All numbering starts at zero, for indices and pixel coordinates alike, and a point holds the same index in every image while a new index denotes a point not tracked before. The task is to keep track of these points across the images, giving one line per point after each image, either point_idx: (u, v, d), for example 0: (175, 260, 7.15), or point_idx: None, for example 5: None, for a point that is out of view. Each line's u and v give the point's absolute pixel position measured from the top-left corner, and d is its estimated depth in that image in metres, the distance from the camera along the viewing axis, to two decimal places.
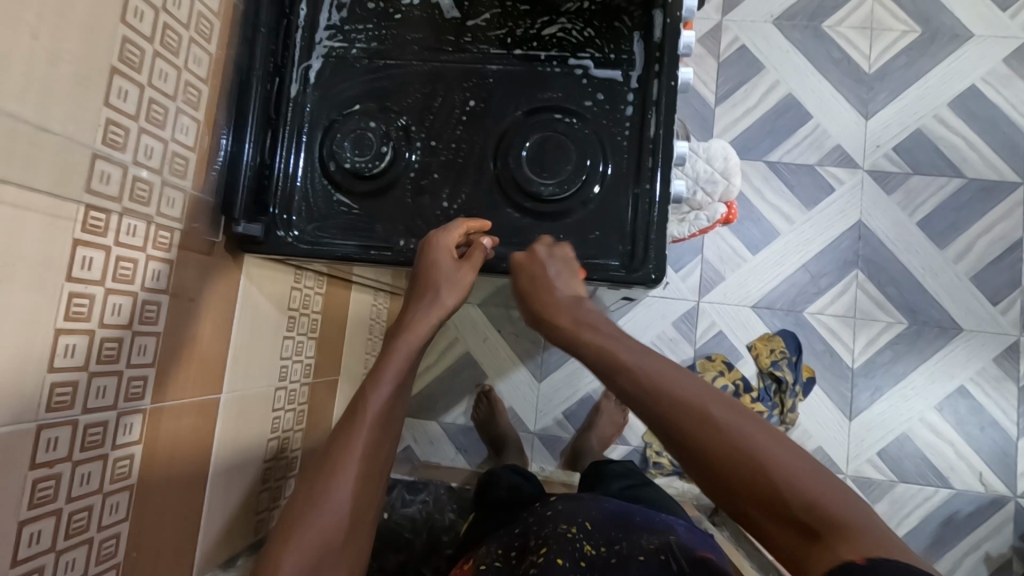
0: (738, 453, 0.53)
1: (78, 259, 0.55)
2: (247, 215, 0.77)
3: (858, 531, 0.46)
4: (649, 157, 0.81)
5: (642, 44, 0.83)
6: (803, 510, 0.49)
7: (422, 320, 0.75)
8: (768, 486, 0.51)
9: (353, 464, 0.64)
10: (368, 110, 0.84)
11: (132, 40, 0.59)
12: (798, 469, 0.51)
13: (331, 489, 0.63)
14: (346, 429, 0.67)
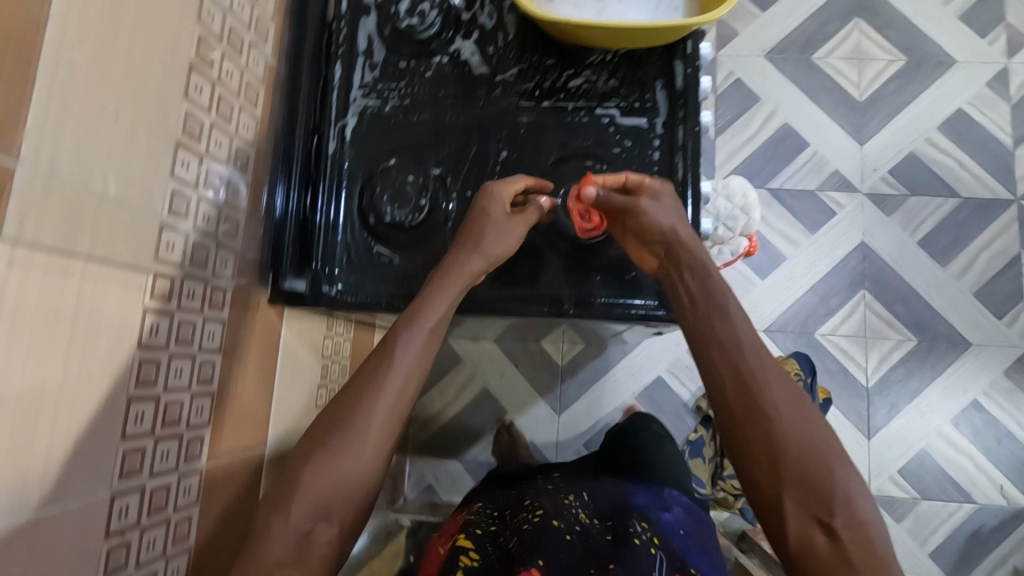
0: (771, 413, 0.59)
1: (148, 326, 0.57)
2: (299, 268, 0.80)
3: (861, 556, 0.52)
4: (678, 199, 0.83)
5: (665, 92, 0.85)
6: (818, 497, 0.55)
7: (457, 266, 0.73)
8: (786, 445, 0.57)
9: (381, 400, 0.63)
10: (405, 163, 0.84)
11: (193, 116, 0.62)
12: (828, 454, 0.56)
13: (353, 426, 0.61)
14: (379, 357, 0.66)
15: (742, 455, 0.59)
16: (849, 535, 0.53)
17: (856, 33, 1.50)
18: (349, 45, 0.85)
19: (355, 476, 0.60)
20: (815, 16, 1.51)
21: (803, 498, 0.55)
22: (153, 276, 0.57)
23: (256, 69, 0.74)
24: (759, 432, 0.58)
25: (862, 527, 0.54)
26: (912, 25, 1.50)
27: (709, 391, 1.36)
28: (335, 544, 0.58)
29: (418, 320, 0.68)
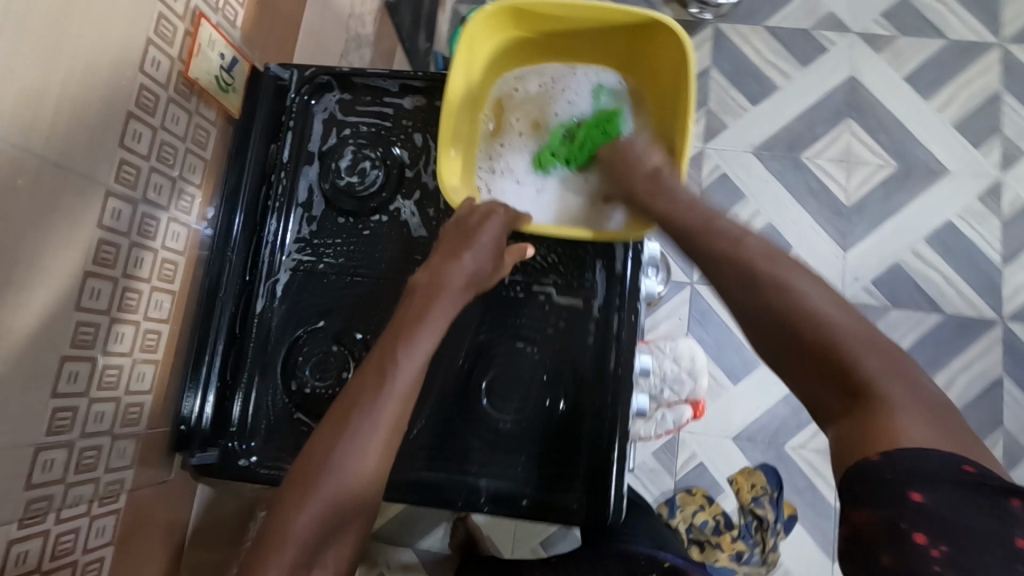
0: (809, 318, 0.46)
1: (39, 464, 0.48)
2: (204, 444, 0.64)
3: (912, 408, 0.41)
4: (625, 394, 0.64)
5: (604, 274, 0.67)
6: (858, 376, 0.43)
7: (445, 285, 0.57)
8: (829, 342, 0.44)
9: (380, 433, 0.49)
10: (335, 328, 0.68)
11: (110, 239, 0.52)
12: (873, 348, 0.44)
13: (347, 456, 0.48)
14: (379, 360, 0.53)
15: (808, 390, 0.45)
16: (903, 424, 0.40)
17: (846, 135, 1.48)
18: (282, 195, 0.70)
19: (364, 478, 0.48)
20: (805, 115, 1.49)
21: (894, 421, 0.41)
22: (50, 401, 0.48)
23: (182, 206, 0.61)
24: (815, 371, 0.45)
25: (902, 391, 0.42)
26: (904, 130, 1.47)
27: (671, 497, 1.32)
28: None
29: (410, 342, 0.54)
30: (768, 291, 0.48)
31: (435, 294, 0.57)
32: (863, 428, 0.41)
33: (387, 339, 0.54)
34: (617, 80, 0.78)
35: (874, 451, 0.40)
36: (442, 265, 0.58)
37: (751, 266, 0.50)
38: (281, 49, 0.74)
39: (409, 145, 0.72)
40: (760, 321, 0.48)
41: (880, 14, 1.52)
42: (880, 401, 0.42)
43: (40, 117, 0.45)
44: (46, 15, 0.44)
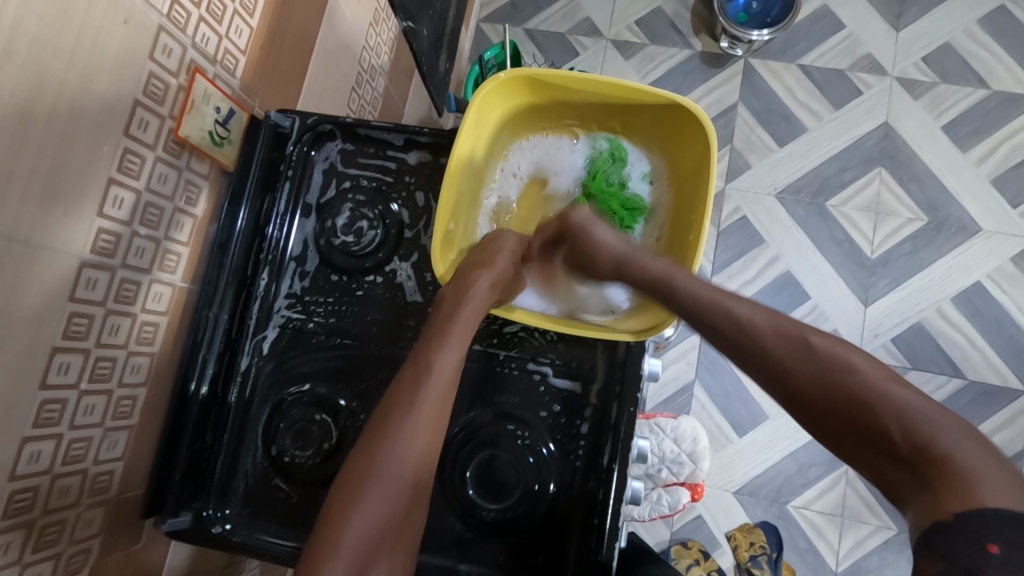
0: (849, 396, 0.44)
1: None
2: (177, 508, 0.62)
3: (989, 475, 0.37)
4: (601, 489, 0.61)
5: (605, 357, 0.64)
6: (922, 446, 0.40)
7: (437, 366, 0.55)
8: (875, 419, 0.43)
9: (377, 500, 0.49)
10: (319, 392, 0.65)
11: (82, 312, 0.49)
12: (924, 411, 0.41)
13: (346, 528, 0.48)
14: (372, 436, 0.52)
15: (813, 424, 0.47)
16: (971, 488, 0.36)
17: (876, 183, 1.41)
18: (275, 249, 0.67)
19: (369, 548, 0.48)
20: (835, 159, 1.43)
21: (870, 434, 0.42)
22: (7, 485, 0.45)
23: (165, 265, 0.58)
24: (861, 440, 0.43)
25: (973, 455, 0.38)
26: (939, 182, 1.40)
27: (667, 550, 1.28)
28: None
29: (400, 424, 0.52)
30: (791, 376, 0.48)
31: (422, 377, 0.54)
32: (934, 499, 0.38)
33: (380, 418, 0.53)
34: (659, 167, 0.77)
35: (944, 514, 0.36)
36: (431, 349, 0.56)
37: (775, 359, 0.50)
38: (286, 92, 0.72)
39: (410, 203, 0.69)
40: (793, 404, 0.48)
41: (921, 58, 1.45)
42: (949, 470, 0.38)
43: (11, 190, 0.42)
44: (19, 83, 0.41)
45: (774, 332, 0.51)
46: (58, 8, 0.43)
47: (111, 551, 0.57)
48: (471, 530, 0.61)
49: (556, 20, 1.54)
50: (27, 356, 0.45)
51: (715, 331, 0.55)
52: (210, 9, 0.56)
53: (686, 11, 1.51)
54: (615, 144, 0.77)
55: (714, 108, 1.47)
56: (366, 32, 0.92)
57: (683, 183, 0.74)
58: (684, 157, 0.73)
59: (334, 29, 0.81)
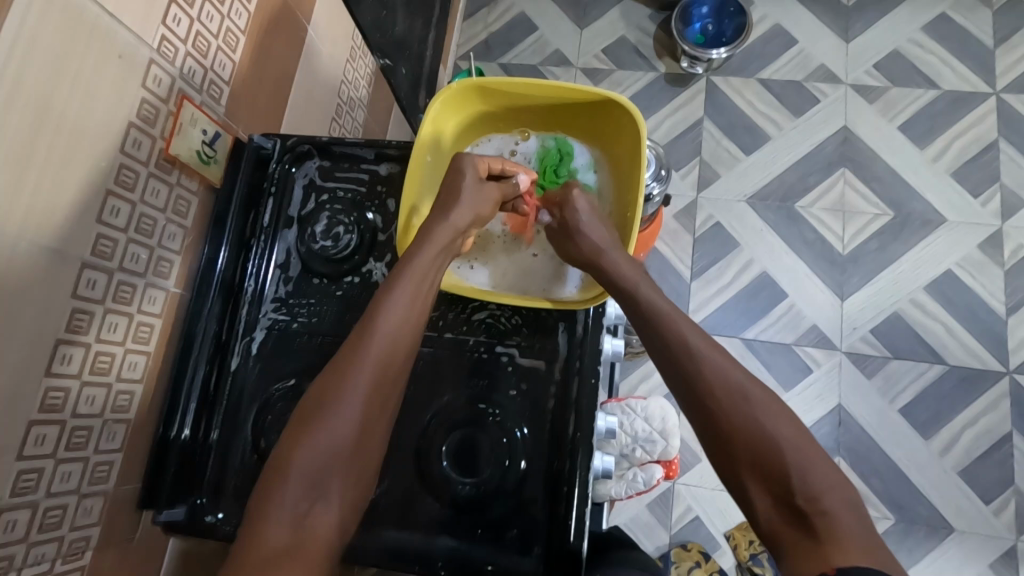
0: (771, 453, 0.51)
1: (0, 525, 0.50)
2: (171, 501, 0.65)
3: (855, 538, 0.47)
4: (568, 458, 0.65)
5: (566, 337, 0.69)
6: (816, 505, 0.49)
7: (388, 307, 0.58)
8: (784, 469, 0.50)
9: (326, 434, 0.52)
10: (303, 387, 0.70)
11: (83, 309, 0.55)
12: (822, 475, 0.50)
13: (296, 460, 0.51)
14: (328, 378, 0.55)
15: (719, 447, 0.54)
16: (845, 550, 0.46)
17: (841, 184, 1.48)
18: (260, 258, 0.73)
19: (315, 483, 0.51)
20: (799, 165, 1.50)
21: (756, 466, 0.51)
22: (16, 463, 0.50)
23: (159, 270, 0.64)
24: (755, 466, 0.51)
25: (846, 520, 0.48)
26: (901, 179, 1.47)
27: (666, 554, 1.28)
28: (338, 530, 0.51)
29: (352, 365, 0.55)
30: (729, 422, 0.53)
31: (371, 318, 0.58)
32: (811, 558, 0.47)
33: (335, 363, 0.56)
34: (602, 159, 0.81)
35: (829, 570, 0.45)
36: (382, 295, 0.59)
37: (717, 398, 0.54)
38: (267, 119, 0.80)
39: (383, 210, 0.76)
40: (711, 443, 0.54)
41: (871, 66, 1.54)
42: (832, 531, 0.48)
43: (19, 201, 0.49)
44: (28, 106, 0.48)
45: (716, 370, 0.56)
46: (62, 44, 0.50)
47: (110, 542, 0.61)
48: (449, 505, 0.65)
49: (528, 55, 1.65)
50: (33, 346, 0.51)
51: (671, 357, 0.59)
52: (195, 45, 0.65)
53: (648, 38, 1.62)
54: (562, 141, 0.83)
55: (680, 125, 1.55)
56: (343, 69, 1.01)
57: (621, 172, 0.79)
58: (621, 150, 0.79)
59: (312, 65, 0.89)
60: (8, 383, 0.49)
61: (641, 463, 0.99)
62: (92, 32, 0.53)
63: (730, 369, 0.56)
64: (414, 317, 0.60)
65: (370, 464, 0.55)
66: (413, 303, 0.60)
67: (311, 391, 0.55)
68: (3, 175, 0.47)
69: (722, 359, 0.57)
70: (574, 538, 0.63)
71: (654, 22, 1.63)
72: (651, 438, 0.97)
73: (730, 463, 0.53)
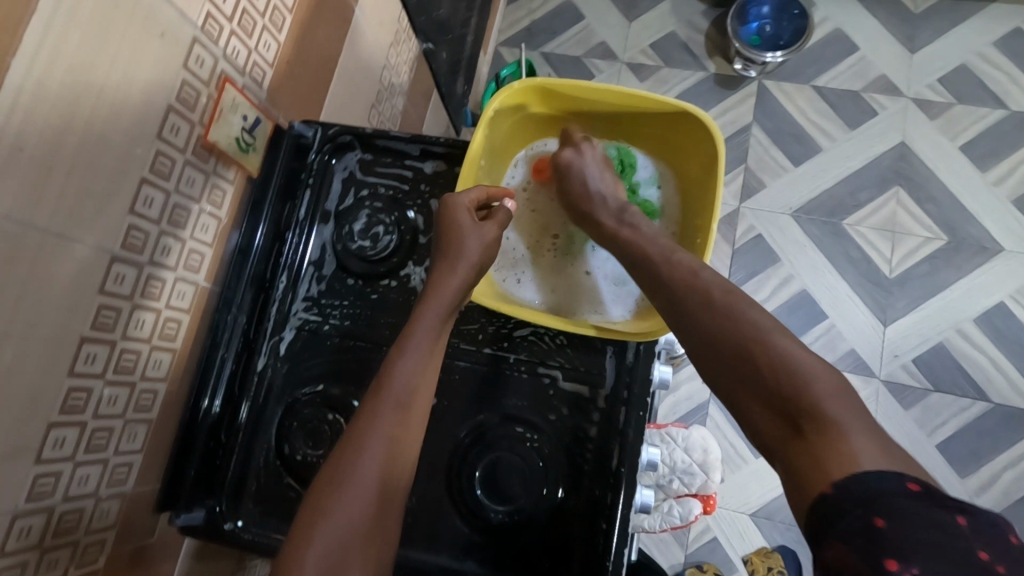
0: (759, 359, 0.47)
1: (13, 532, 0.47)
2: (190, 503, 0.63)
3: (870, 442, 0.40)
4: (608, 492, 0.61)
5: (614, 363, 0.64)
6: (808, 407, 0.43)
7: (398, 373, 0.55)
8: (781, 383, 0.45)
9: (341, 519, 0.48)
10: (331, 395, 0.67)
11: (110, 305, 0.52)
12: (822, 381, 0.44)
13: (310, 547, 0.46)
14: (340, 456, 0.51)
15: (719, 376, 0.50)
16: (843, 444, 0.40)
17: (892, 203, 1.41)
18: (294, 253, 0.69)
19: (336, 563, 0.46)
20: (849, 179, 1.43)
21: (757, 390, 0.47)
22: (33, 467, 0.47)
23: (189, 263, 0.60)
24: (758, 387, 0.47)
25: (848, 422, 0.42)
26: (957, 202, 1.39)
27: (681, 573, 1.24)
28: None
29: (366, 438, 0.51)
30: (721, 335, 0.51)
31: (382, 389, 0.54)
32: (802, 453, 0.42)
33: (347, 437, 0.52)
34: (667, 175, 0.76)
35: (825, 482, 0.39)
36: (394, 352, 0.56)
37: (715, 313, 0.52)
38: (309, 105, 0.75)
39: (425, 210, 0.71)
40: (704, 353, 0.52)
41: (935, 79, 1.46)
42: (830, 434, 0.41)
43: (49, 190, 0.45)
44: (62, 85, 0.44)
45: (721, 299, 0.53)
46: (101, 19, 0.46)
47: (125, 545, 0.58)
48: (478, 533, 0.61)
49: (571, 45, 1.58)
50: (56, 345, 0.47)
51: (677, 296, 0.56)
52: (240, 23, 0.60)
53: (699, 35, 1.55)
54: (624, 151, 0.77)
55: (727, 128, 1.49)
56: (386, 52, 0.96)
57: (690, 190, 0.73)
58: (689, 166, 0.73)
59: (356, 49, 0.85)
60: (28, 383, 0.45)
61: (678, 495, 0.94)
62: (133, 6, 0.48)
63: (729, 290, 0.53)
64: (427, 377, 0.57)
65: (387, 549, 0.50)
66: (427, 363, 0.57)
67: (322, 468, 0.51)
68: (34, 159, 0.43)
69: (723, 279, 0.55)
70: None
71: (706, 18, 1.55)
72: (692, 471, 0.93)
73: (733, 392, 0.49)
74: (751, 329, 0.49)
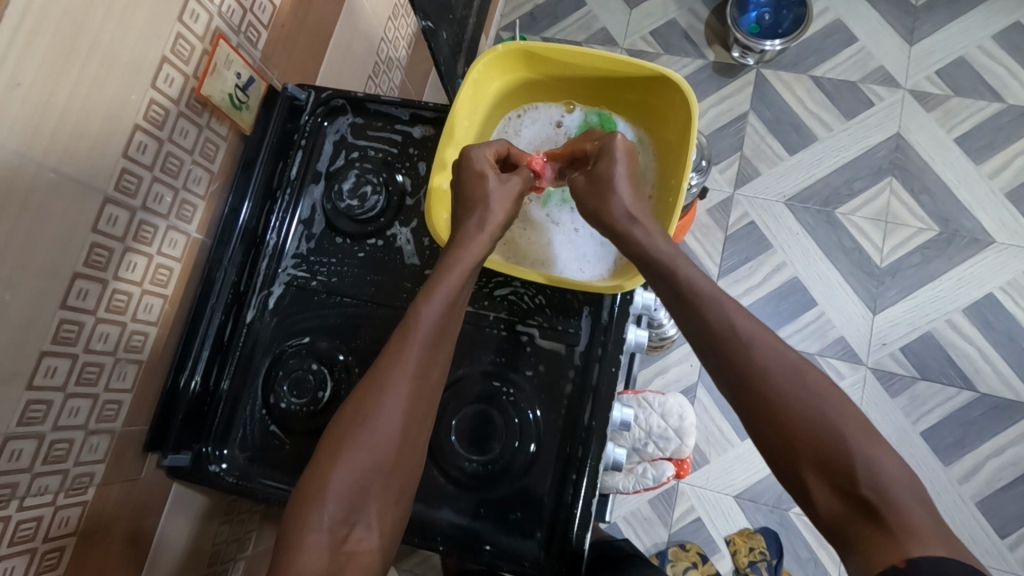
0: (831, 442, 0.47)
1: (5, 453, 0.49)
2: (178, 446, 0.65)
3: (926, 525, 0.43)
4: (579, 445, 0.62)
5: (590, 321, 0.66)
6: (882, 496, 0.45)
7: (423, 318, 0.56)
8: (848, 460, 0.46)
9: (363, 452, 0.51)
10: (317, 347, 0.69)
11: (102, 245, 0.54)
12: (882, 458, 0.46)
13: (333, 477, 0.50)
14: (362, 395, 0.53)
15: (773, 443, 0.49)
16: (923, 541, 0.42)
17: (887, 193, 1.42)
18: (285, 212, 0.72)
19: (353, 502, 0.50)
20: (845, 169, 1.44)
21: (815, 459, 0.47)
22: (25, 393, 0.50)
23: (181, 213, 0.62)
24: (817, 459, 0.47)
25: (916, 513, 0.44)
26: (951, 194, 1.40)
27: (664, 551, 1.26)
28: (375, 550, 0.51)
29: (390, 377, 0.54)
30: (782, 412, 0.49)
31: (408, 335, 0.56)
32: (881, 546, 0.43)
33: (370, 375, 0.55)
34: (646, 141, 0.78)
35: (900, 560, 0.41)
36: (419, 301, 0.58)
37: (776, 389, 0.50)
38: (304, 69, 0.77)
39: (412, 172, 0.73)
40: (762, 429, 0.50)
41: (933, 72, 1.46)
42: (900, 518, 0.44)
43: (43, 126, 0.47)
44: (59, 26, 0.47)
45: (767, 351, 0.52)
46: None
47: (115, 481, 0.60)
48: (451, 483, 0.63)
49: (573, 31, 1.60)
50: (48, 276, 0.50)
51: (716, 343, 0.54)
52: None
53: (700, 23, 1.56)
54: (605, 118, 0.79)
55: (724, 116, 1.50)
56: (384, 25, 0.97)
57: (667, 156, 0.75)
58: (668, 132, 0.75)
59: (354, 20, 0.86)
60: (21, 310, 0.48)
61: (652, 460, 0.95)
62: None
63: (782, 352, 0.52)
64: (449, 327, 0.58)
65: (407, 483, 0.55)
66: (450, 314, 0.58)
67: (346, 403, 0.54)
68: (29, 96, 0.46)
69: (771, 340, 0.53)
70: (578, 529, 0.60)
71: (707, 7, 1.56)
72: (665, 437, 0.94)
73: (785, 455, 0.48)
74: (807, 394, 0.50)
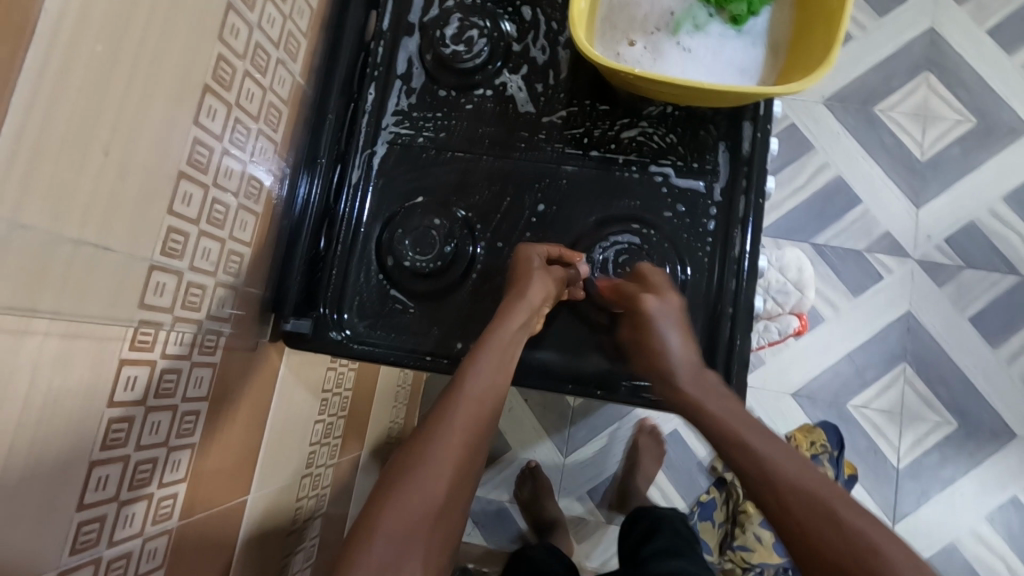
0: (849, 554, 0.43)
1: (151, 284, 0.44)
2: (298, 312, 0.61)
3: None
4: (731, 279, 0.61)
5: (728, 155, 0.63)
6: None
7: (472, 379, 0.54)
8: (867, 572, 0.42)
9: (402, 514, 0.47)
10: (433, 204, 0.64)
11: (226, 60, 0.48)
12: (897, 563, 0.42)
13: (372, 547, 0.45)
14: (408, 455, 0.51)
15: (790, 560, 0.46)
16: None
17: None
18: (381, 64, 0.65)
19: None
20: None
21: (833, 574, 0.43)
22: (166, 216, 0.44)
23: (288, 49, 0.56)
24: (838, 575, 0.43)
25: None
26: None
27: None
28: None
29: (437, 434, 0.51)
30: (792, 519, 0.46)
31: (457, 394, 0.54)
32: None
33: (419, 435, 0.52)
34: None
35: None
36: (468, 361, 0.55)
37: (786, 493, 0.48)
38: None
39: (517, 18, 0.66)
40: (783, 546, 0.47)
41: None
42: None
43: None
44: None
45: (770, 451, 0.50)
46: None
47: (237, 344, 0.56)
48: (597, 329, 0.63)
49: None
50: (182, 85, 0.43)
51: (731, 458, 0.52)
52: None
53: None
54: None
55: None
56: None
57: None
58: None
59: None
60: (160, 115, 0.42)
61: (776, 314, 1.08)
62: None
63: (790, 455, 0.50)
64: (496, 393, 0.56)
65: (445, 549, 0.50)
66: (497, 378, 0.56)
67: (388, 469, 0.51)
68: None
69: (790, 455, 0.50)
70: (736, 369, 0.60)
71: None
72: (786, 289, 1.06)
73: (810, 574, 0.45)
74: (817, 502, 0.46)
